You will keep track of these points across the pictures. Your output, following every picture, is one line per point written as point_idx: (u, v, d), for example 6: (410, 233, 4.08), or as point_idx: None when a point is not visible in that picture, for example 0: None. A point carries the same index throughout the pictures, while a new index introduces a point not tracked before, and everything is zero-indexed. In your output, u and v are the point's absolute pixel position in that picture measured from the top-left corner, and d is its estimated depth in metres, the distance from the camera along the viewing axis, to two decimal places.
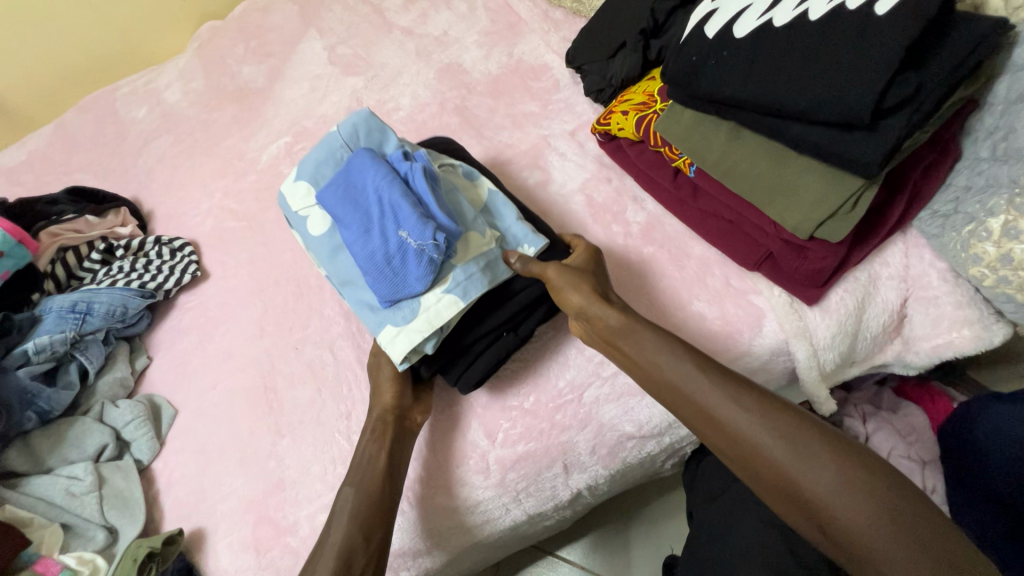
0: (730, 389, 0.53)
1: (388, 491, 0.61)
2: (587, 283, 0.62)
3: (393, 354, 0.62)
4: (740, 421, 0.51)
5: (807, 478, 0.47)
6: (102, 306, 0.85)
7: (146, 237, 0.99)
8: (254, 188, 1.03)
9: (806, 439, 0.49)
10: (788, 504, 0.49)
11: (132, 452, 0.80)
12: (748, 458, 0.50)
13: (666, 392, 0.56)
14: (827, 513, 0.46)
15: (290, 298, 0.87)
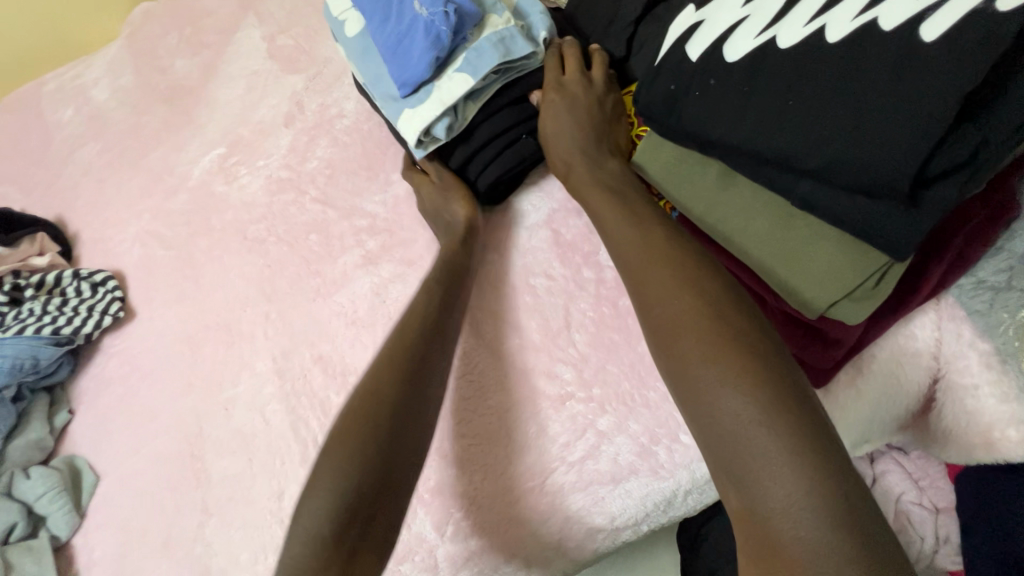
0: (715, 333, 0.43)
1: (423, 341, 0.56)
2: (564, 115, 0.60)
3: (406, 137, 0.62)
4: (711, 373, 0.41)
5: (705, 372, 0.41)
6: (7, 359, 0.76)
7: (64, 271, 0.88)
8: (184, 209, 0.91)
9: (788, 423, 0.39)
10: (683, 398, 0.43)
11: (48, 528, 0.71)
12: (706, 412, 0.41)
13: (645, 314, 0.47)
14: (714, 414, 0.40)
15: (220, 346, 0.76)
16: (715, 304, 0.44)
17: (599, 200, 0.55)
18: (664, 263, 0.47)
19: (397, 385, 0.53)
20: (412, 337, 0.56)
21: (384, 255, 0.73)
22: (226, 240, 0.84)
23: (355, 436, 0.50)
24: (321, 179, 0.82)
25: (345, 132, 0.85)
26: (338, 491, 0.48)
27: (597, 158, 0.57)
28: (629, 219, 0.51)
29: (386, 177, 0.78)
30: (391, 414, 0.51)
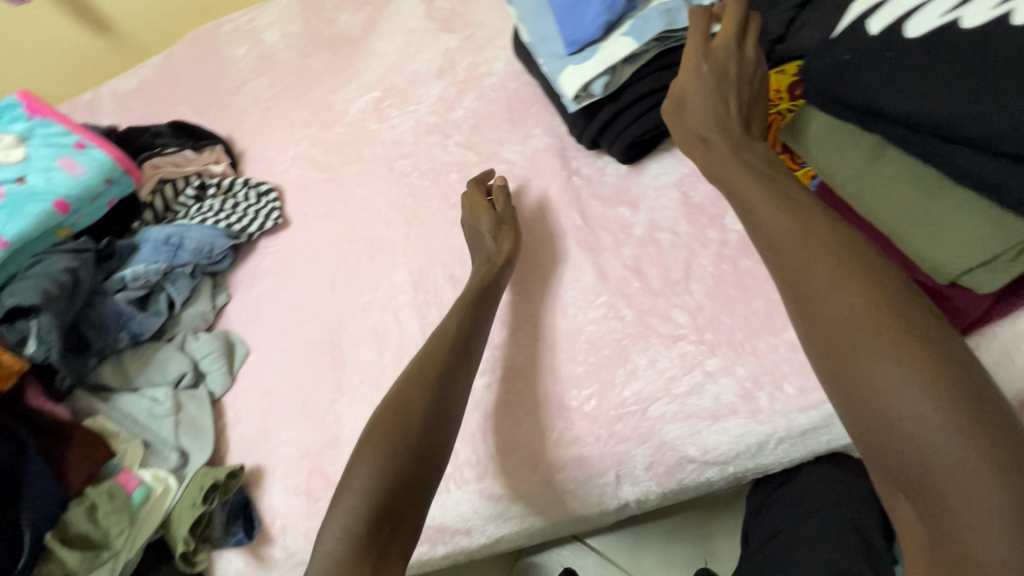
0: (913, 350, 0.45)
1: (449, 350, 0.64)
2: (703, 88, 0.63)
3: (565, 91, 0.69)
4: (910, 392, 0.44)
5: (889, 379, 0.45)
6: (193, 242, 0.90)
7: (237, 178, 1.02)
8: (339, 140, 1.03)
9: (995, 446, 0.41)
10: (857, 399, 0.47)
11: (206, 383, 0.85)
12: (885, 416, 0.45)
13: (810, 317, 0.51)
14: (897, 416, 0.44)
15: (363, 257, 0.87)
16: (908, 323, 0.46)
17: (768, 204, 0.56)
18: (853, 275, 0.49)
19: (417, 404, 0.60)
20: (438, 360, 0.63)
21: (518, 198, 0.82)
22: (374, 169, 0.95)
23: (385, 444, 0.57)
24: (466, 127, 0.92)
25: (492, 88, 0.94)
26: (369, 494, 0.54)
27: (743, 146, 0.61)
28: (799, 224, 0.53)
29: (527, 130, 0.87)
30: (418, 425, 0.58)
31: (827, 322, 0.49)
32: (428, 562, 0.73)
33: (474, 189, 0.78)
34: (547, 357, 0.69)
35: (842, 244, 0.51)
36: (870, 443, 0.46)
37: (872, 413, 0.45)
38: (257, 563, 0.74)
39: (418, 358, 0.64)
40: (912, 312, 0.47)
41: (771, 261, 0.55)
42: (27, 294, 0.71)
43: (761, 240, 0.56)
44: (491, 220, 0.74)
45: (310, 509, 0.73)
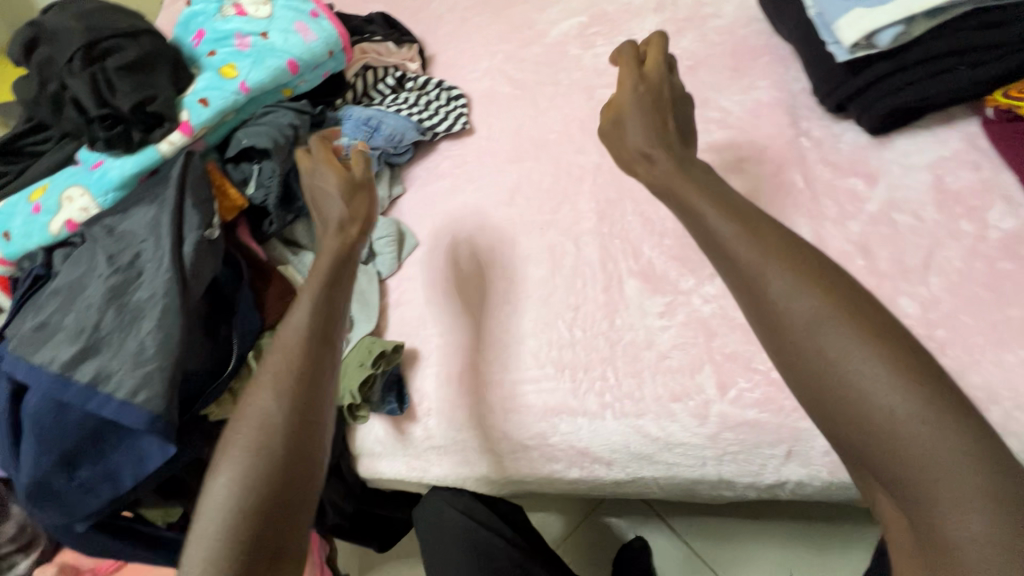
0: (855, 327, 0.45)
1: (315, 349, 0.56)
2: (643, 112, 0.63)
3: (843, 38, 0.64)
4: (869, 376, 0.43)
5: (856, 374, 0.43)
6: (388, 129, 0.94)
7: (431, 79, 1.03)
8: (537, 59, 1.02)
9: (945, 412, 0.41)
10: (828, 400, 0.45)
11: (376, 263, 0.89)
12: (857, 416, 0.43)
13: (768, 324, 0.48)
14: (872, 418, 0.43)
15: (547, 177, 0.86)
16: (842, 300, 0.46)
17: (704, 206, 0.54)
18: (800, 268, 0.47)
19: (283, 404, 0.53)
20: (308, 345, 0.56)
21: (730, 148, 0.77)
22: (571, 95, 0.93)
23: (248, 455, 0.51)
24: (680, 68, 0.88)
25: (716, 32, 0.88)
26: (234, 506, 0.49)
27: (690, 167, 0.58)
28: (742, 226, 0.50)
29: (751, 81, 0.81)
30: (284, 431, 0.52)
31: (787, 319, 0.47)
32: (556, 480, 0.74)
33: (315, 146, 0.69)
34: (737, 314, 0.66)
35: (790, 238, 0.50)
36: (827, 424, 0.46)
37: (835, 405, 0.44)
38: (398, 437, 0.79)
39: (285, 347, 0.56)
40: (853, 291, 0.47)
41: (720, 264, 0.52)
42: (262, 137, 0.77)
43: (705, 244, 0.53)
44: (340, 179, 0.65)
45: (459, 398, 0.76)
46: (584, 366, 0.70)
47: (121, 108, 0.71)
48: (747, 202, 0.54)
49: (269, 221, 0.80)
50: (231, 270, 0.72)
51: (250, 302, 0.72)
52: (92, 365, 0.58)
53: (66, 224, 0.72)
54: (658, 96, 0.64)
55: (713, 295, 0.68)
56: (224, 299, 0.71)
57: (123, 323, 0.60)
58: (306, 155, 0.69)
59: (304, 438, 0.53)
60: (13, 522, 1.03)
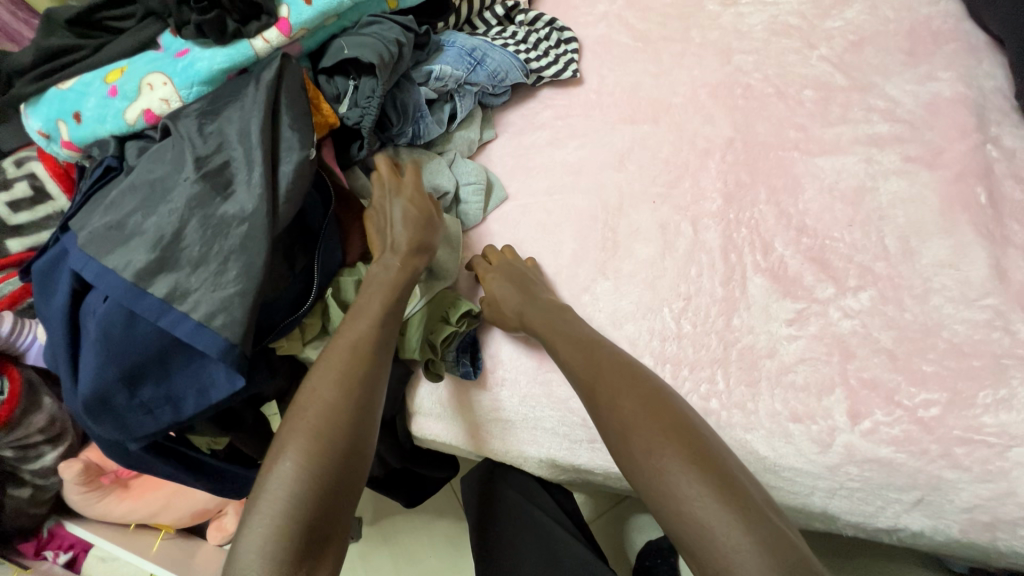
0: (662, 424, 0.48)
1: (378, 350, 0.57)
2: (506, 302, 0.66)
3: None
4: (662, 461, 0.46)
5: (656, 465, 0.46)
6: (492, 65, 0.82)
7: (542, 15, 0.92)
8: (665, 10, 0.89)
9: (733, 493, 0.43)
10: (648, 495, 0.46)
11: (459, 213, 0.79)
12: (664, 499, 0.45)
13: (606, 426, 0.51)
14: (677, 507, 0.44)
15: (665, 145, 0.76)
16: (651, 400, 0.50)
17: (553, 338, 0.61)
18: (623, 379, 0.53)
19: (353, 398, 0.52)
20: (380, 349, 0.57)
21: (895, 145, 0.66)
22: (703, 56, 0.82)
23: (320, 436, 0.49)
24: (841, 42, 0.76)
25: (891, 6, 0.76)
26: (299, 487, 0.45)
27: (556, 314, 0.64)
28: (582, 349, 0.58)
29: (929, 70, 0.70)
30: (352, 417, 0.51)
31: (605, 419, 0.51)
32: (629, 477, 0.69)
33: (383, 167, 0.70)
34: (882, 337, 0.58)
35: (622, 359, 0.56)
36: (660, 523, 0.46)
37: (642, 488, 0.47)
38: (464, 402, 0.72)
39: (351, 344, 0.56)
40: (661, 390, 0.51)
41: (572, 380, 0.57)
42: (368, 49, 0.67)
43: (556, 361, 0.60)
44: (411, 202, 0.66)
45: (537, 374, 0.69)
46: (689, 364, 0.62)
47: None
48: (594, 332, 0.61)
49: (359, 144, 0.74)
50: (316, 194, 0.65)
51: (331, 231, 0.66)
52: (169, 279, 0.52)
53: (144, 115, 0.65)
54: (519, 275, 0.69)
55: (857, 310, 0.60)
56: (307, 226, 0.64)
57: (206, 238, 0.54)
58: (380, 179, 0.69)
59: (364, 434, 0.51)
60: (45, 415, 0.97)
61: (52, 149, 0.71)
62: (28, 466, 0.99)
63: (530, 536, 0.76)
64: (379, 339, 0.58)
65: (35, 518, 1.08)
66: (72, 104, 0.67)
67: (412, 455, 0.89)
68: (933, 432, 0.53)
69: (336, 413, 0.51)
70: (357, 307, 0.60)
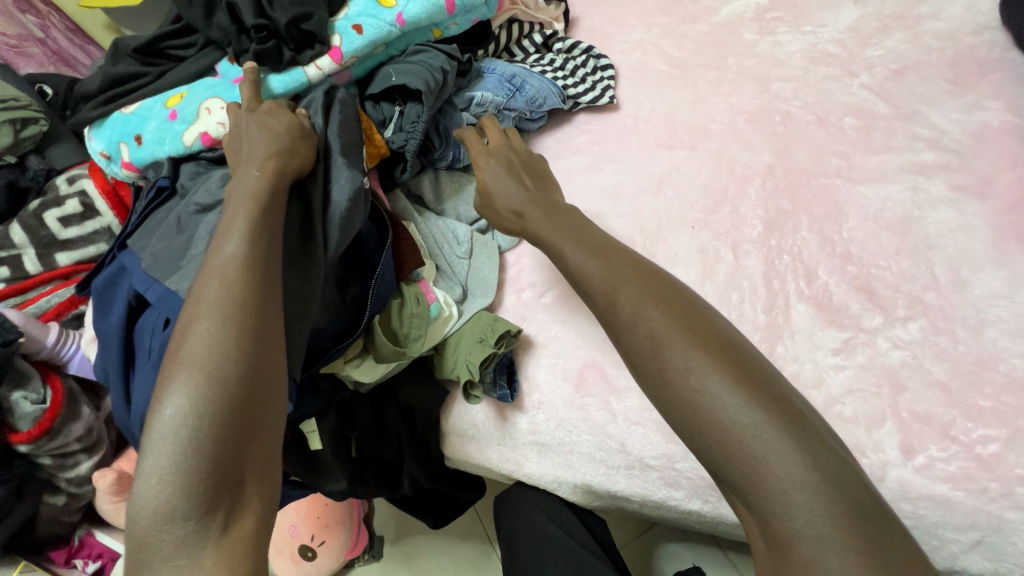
0: (698, 340, 0.47)
1: (252, 274, 0.50)
2: (504, 190, 0.68)
3: None
4: (702, 382, 0.45)
5: (694, 378, 0.45)
6: (531, 91, 0.84)
7: (579, 43, 0.94)
8: (702, 38, 0.91)
9: (776, 409, 0.43)
10: (679, 410, 0.45)
11: (495, 235, 0.81)
12: (700, 414, 0.44)
13: (633, 344, 0.50)
14: (716, 422, 0.43)
15: (704, 170, 0.76)
16: (684, 316, 0.49)
17: (550, 235, 0.61)
18: (650, 291, 0.51)
19: (229, 323, 0.47)
20: (254, 268, 0.50)
21: (942, 173, 0.66)
22: (740, 83, 0.83)
23: (204, 377, 0.44)
24: (883, 71, 0.76)
25: (934, 35, 0.76)
26: (184, 428, 0.43)
27: (560, 214, 0.64)
28: (600, 260, 0.55)
29: (976, 99, 0.69)
30: (233, 343, 0.46)
31: (632, 338, 0.50)
32: (667, 506, 0.68)
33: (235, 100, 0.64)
34: (934, 368, 0.56)
35: (645, 269, 0.54)
36: (694, 443, 0.45)
37: (676, 410, 0.46)
38: (500, 424, 0.72)
39: (223, 266, 0.50)
40: (695, 310, 0.50)
41: (586, 295, 0.56)
42: (414, 77, 0.70)
43: (568, 274, 0.58)
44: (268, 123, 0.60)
45: (575, 397, 0.68)
46: None
47: (278, 22, 0.67)
48: (609, 238, 0.60)
49: (403, 167, 0.76)
50: (375, 227, 0.67)
51: (389, 265, 0.67)
52: None
53: (202, 138, 0.67)
54: (518, 169, 0.71)
55: (906, 340, 0.58)
56: (364, 258, 0.66)
57: None
58: (235, 108, 0.64)
59: (251, 362, 0.46)
60: (83, 424, 0.99)
61: (112, 169, 0.75)
62: (66, 474, 1.02)
63: (561, 566, 0.75)
64: (253, 260, 0.50)
65: (68, 526, 1.10)
66: (134, 127, 0.70)
67: (443, 476, 0.88)
68: (993, 469, 0.51)
69: (212, 349, 0.46)
70: (221, 228, 0.53)
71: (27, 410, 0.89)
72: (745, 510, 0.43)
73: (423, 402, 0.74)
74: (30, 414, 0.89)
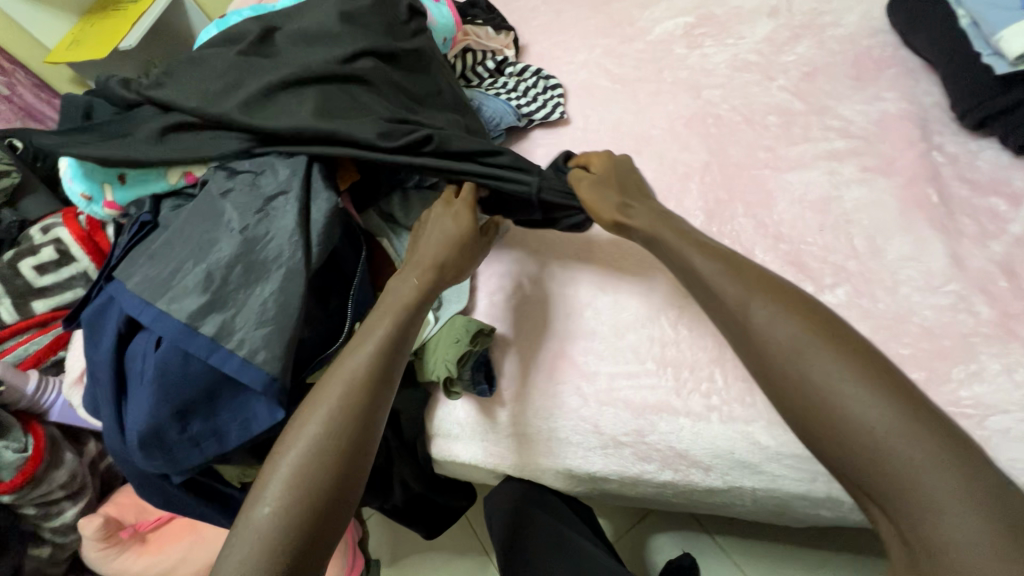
0: (831, 352, 0.48)
1: (370, 387, 0.57)
2: (607, 193, 0.68)
3: (1006, 51, 0.61)
4: (847, 391, 0.46)
5: (836, 389, 0.47)
6: (488, 112, 0.93)
7: (530, 66, 1.02)
8: (640, 56, 1.00)
9: (919, 416, 0.44)
10: (813, 417, 0.48)
11: None
12: (839, 423, 0.46)
13: (760, 354, 0.52)
14: (864, 434, 0.45)
15: (649, 171, 0.84)
16: (819, 327, 0.50)
17: (673, 236, 0.61)
18: (778, 298, 0.52)
19: (342, 432, 0.54)
20: (379, 378, 0.58)
21: (853, 157, 0.74)
22: (676, 92, 0.91)
23: (300, 478, 0.52)
24: (796, 74, 0.85)
25: (837, 40, 0.86)
26: (275, 520, 0.50)
27: (662, 212, 0.65)
28: (728, 270, 0.56)
29: (877, 92, 0.79)
30: (334, 446, 0.54)
31: (763, 344, 0.51)
32: (643, 482, 0.72)
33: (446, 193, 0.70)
34: (859, 326, 0.63)
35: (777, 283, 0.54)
36: (832, 452, 0.47)
37: (812, 418, 0.48)
38: (482, 419, 0.77)
39: (348, 375, 0.57)
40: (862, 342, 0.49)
41: (707, 298, 0.57)
42: None
43: None
44: (449, 235, 0.67)
45: (549, 387, 0.73)
46: (689, 365, 0.68)
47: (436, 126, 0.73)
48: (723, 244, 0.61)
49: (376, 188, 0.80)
50: (349, 244, 0.71)
51: (366, 276, 0.71)
52: (217, 318, 0.57)
53: (186, 175, 0.72)
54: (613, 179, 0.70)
55: (835, 304, 0.65)
56: (341, 271, 0.70)
57: (249, 281, 0.60)
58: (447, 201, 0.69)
59: (338, 467, 0.53)
60: (66, 471, 0.99)
61: (92, 209, 0.78)
62: (49, 524, 1.00)
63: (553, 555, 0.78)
64: (377, 372, 0.58)
65: None
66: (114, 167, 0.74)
67: (433, 480, 0.92)
68: None
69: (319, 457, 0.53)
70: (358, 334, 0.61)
71: (7, 459, 0.89)
72: (885, 517, 0.45)
73: (409, 405, 0.78)
74: (9, 463, 0.89)
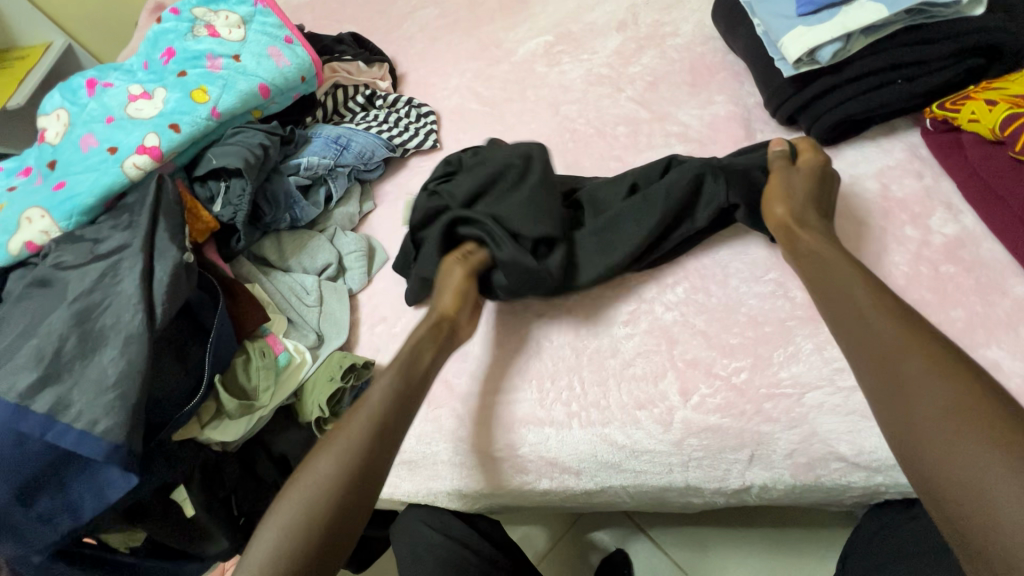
0: (994, 445, 0.42)
1: (376, 425, 0.59)
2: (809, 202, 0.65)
3: (788, 55, 0.70)
4: (986, 476, 0.41)
5: (973, 471, 0.42)
6: (357, 147, 0.92)
7: (402, 96, 1.04)
8: (505, 77, 1.03)
9: None
10: (935, 493, 0.44)
11: (346, 279, 0.85)
12: (974, 508, 0.41)
13: (904, 430, 0.47)
14: (1000, 525, 0.40)
15: None
16: (987, 411, 0.44)
17: (853, 270, 0.57)
18: (954, 380, 0.46)
19: (346, 466, 0.56)
20: (389, 419, 0.60)
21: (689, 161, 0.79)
22: (538, 110, 0.95)
23: (304, 513, 0.54)
24: (641, 84, 0.90)
25: (676, 50, 0.92)
26: (278, 550, 0.52)
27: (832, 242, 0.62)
28: (907, 340, 0.50)
29: (709, 96, 0.84)
30: (339, 486, 0.55)
31: (923, 432, 0.46)
32: (525, 493, 0.73)
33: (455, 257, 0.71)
34: (696, 320, 0.68)
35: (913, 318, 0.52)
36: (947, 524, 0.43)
37: (936, 489, 0.44)
38: None
39: (364, 413, 0.60)
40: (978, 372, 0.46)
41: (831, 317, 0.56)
42: (232, 157, 0.78)
43: (863, 334, 0.53)
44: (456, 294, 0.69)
45: (427, 413, 0.74)
46: (551, 376, 0.70)
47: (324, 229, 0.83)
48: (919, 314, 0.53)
49: (237, 237, 0.82)
50: (204, 293, 0.73)
51: (227, 323, 0.72)
52: (52, 393, 0.57)
53: (27, 245, 0.71)
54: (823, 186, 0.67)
55: (675, 302, 0.70)
56: (198, 322, 0.72)
57: (85, 350, 0.60)
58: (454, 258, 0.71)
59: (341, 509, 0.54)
60: None
61: None
62: None
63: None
64: (387, 411, 0.60)
65: None
66: None
67: None
68: (745, 393, 0.62)
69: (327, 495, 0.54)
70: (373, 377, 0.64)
71: None
72: None
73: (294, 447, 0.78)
74: None
